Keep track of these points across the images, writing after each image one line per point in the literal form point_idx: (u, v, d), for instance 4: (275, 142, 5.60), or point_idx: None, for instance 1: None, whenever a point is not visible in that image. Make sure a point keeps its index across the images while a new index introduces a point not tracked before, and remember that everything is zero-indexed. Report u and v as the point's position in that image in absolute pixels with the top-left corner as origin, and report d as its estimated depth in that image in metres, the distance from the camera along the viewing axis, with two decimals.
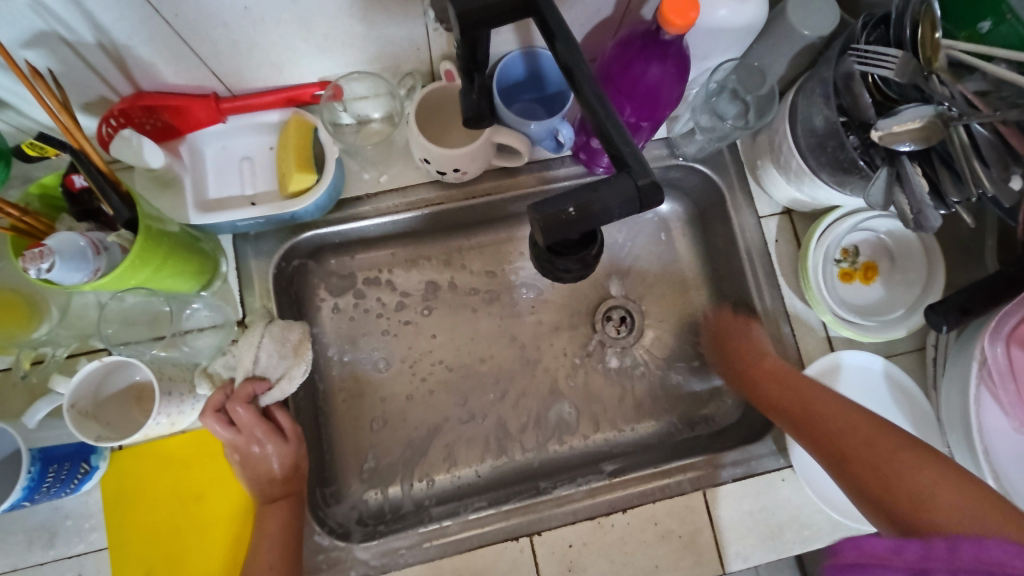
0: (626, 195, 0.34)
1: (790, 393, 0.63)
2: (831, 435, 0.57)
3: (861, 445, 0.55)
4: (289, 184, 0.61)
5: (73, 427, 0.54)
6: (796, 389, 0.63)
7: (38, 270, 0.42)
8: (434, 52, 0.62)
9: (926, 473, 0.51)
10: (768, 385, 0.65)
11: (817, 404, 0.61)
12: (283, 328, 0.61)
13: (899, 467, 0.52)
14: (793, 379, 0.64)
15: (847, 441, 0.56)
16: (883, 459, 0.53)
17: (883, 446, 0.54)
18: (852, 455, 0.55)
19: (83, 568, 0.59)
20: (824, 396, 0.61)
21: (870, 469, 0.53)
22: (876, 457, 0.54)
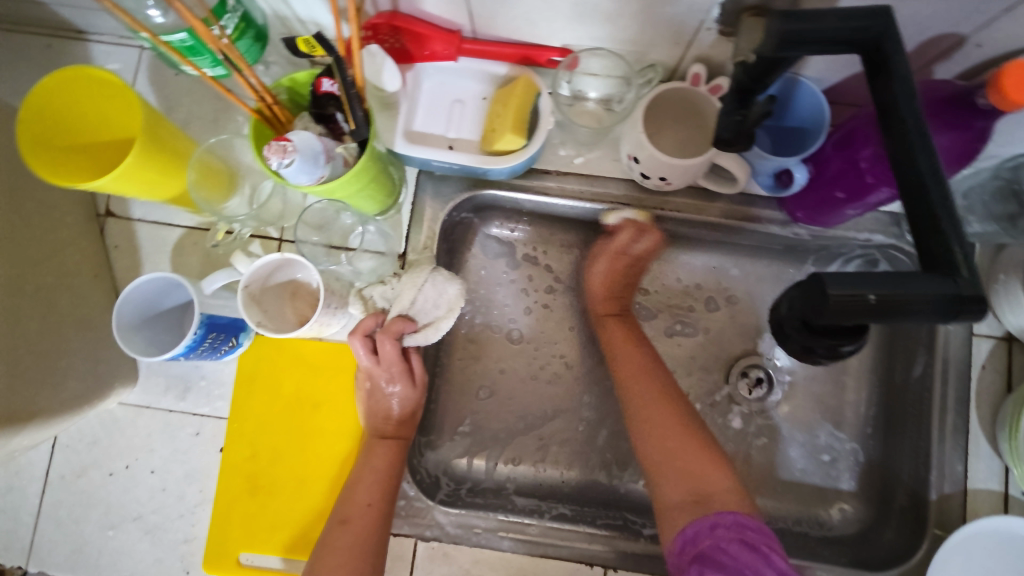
0: (939, 303, 0.29)
1: (631, 364, 0.66)
2: (647, 427, 0.62)
3: (674, 442, 0.60)
4: (496, 141, 0.59)
5: (241, 305, 0.56)
6: (635, 351, 0.67)
7: (279, 163, 0.42)
8: (689, 51, 0.56)
9: (712, 474, 0.57)
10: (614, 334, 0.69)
11: (657, 383, 0.64)
12: (445, 280, 0.61)
13: (682, 459, 0.59)
14: (630, 337, 0.68)
15: (664, 426, 0.61)
16: (672, 449, 0.59)
17: (680, 446, 0.60)
18: (661, 445, 0.60)
19: (203, 428, 0.64)
20: (655, 372, 0.65)
21: (662, 460, 0.60)
22: (666, 450, 0.60)
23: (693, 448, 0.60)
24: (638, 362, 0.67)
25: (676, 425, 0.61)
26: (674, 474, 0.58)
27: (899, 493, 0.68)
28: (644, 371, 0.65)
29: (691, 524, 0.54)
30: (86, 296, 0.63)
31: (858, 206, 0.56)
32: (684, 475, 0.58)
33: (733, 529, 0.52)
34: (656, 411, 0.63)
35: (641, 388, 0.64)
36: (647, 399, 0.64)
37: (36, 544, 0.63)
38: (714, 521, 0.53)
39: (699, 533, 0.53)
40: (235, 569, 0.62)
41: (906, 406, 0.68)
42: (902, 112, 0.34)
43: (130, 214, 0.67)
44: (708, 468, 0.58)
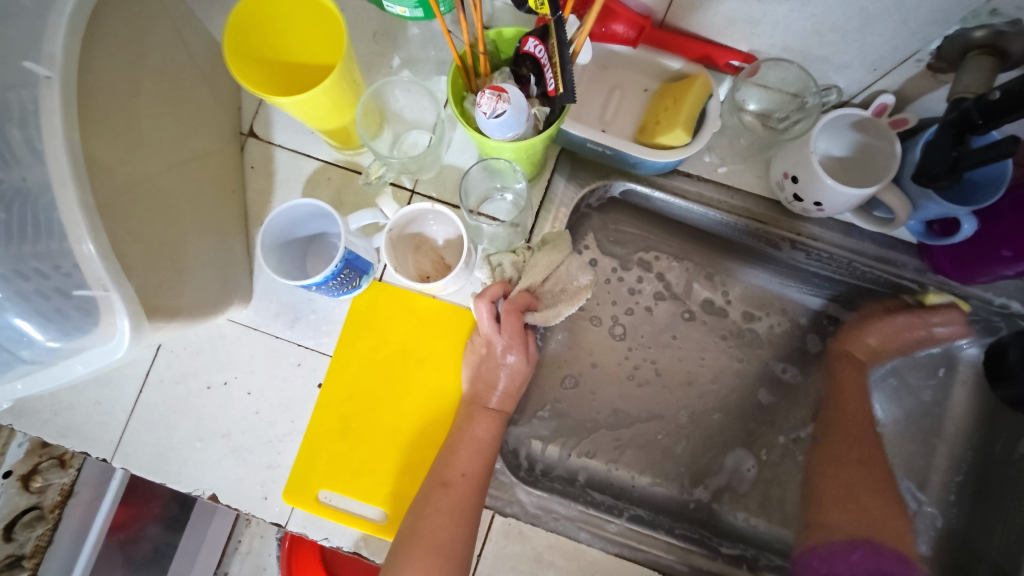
0: None
1: (853, 412, 0.70)
2: (828, 469, 0.69)
3: (876, 491, 0.66)
4: (659, 134, 0.59)
5: (383, 248, 0.58)
6: (857, 402, 0.71)
7: (490, 111, 0.42)
8: (879, 81, 0.55)
9: (890, 523, 0.64)
10: (850, 378, 0.72)
11: (864, 431, 0.69)
12: (579, 267, 0.61)
13: (863, 505, 0.65)
14: (858, 386, 0.72)
15: (859, 477, 0.66)
16: (856, 488, 0.66)
17: (865, 488, 0.66)
18: (835, 478, 0.68)
19: (304, 360, 0.64)
20: (862, 411, 0.70)
21: (833, 494, 0.67)
22: (840, 482, 0.67)
23: (872, 491, 0.66)
24: (854, 401, 0.71)
25: (868, 476, 0.67)
26: (828, 512, 0.66)
27: (982, 567, 0.66)
28: (860, 416, 0.70)
29: (836, 551, 0.63)
30: (222, 209, 0.63)
31: (1019, 268, 0.55)
32: (843, 514, 0.65)
33: (869, 559, 0.61)
34: (842, 450, 0.69)
35: (874, 447, 0.68)
36: (861, 444, 0.69)
37: (123, 442, 0.63)
38: (849, 548, 0.63)
39: (836, 561, 0.62)
40: (314, 505, 0.61)
41: (1005, 481, 0.67)
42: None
43: (272, 139, 0.67)
44: (886, 513, 0.64)
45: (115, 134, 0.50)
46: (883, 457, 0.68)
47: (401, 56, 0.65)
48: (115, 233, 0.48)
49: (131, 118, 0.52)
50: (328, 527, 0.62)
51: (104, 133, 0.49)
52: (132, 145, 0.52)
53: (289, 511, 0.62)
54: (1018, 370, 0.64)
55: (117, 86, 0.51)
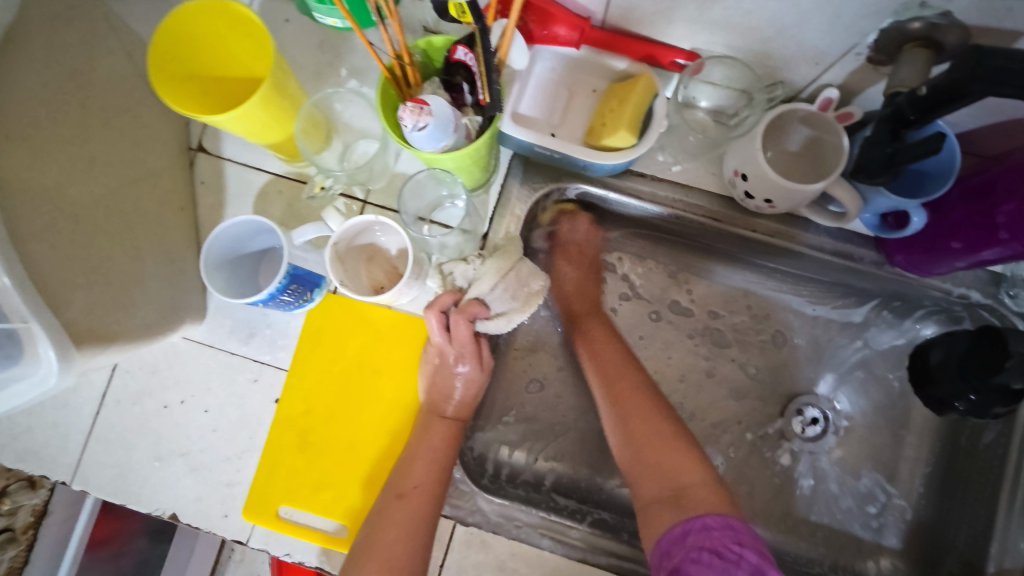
0: None
1: (621, 375, 0.64)
2: (631, 429, 0.60)
3: (648, 430, 0.59)
4: (605, 137, 0.58)
5: (328, 261, 0.56)
6: (613, 353, 0.66)
7: (412, 125, 0.42)
8: (825, 75, 0.54)
9: (693, 475, 0.55)
10: (591, 338, 0.68)
11: (630, 384, 0.63)
12: (529, 273, 0.60)
13: (657, 457, 0.57)
14: (608, 334, 0.68)
15: (641, 421, 0.60)
16: (646, 441, 0.59)
17: (650, 441, 0.59)
18: (633, 434, 0.60)
19: (261, 376, 0.64)
20: (632, 371, 0.64)
21: (638, 462, 0.59)
22: (637, 447, 0.59)
23: (668, 445, 0.58)
24: (613, 353, 0.66)
25: (645, 414, 0.61)
26: (648, 465, 0.58)
27: (950, 560, 0.66)
28: (623, 366, 0.65)
29: (668, 531, 0.53)
30: (170, 225, 0.63)
31: (969, 259, 0.54)
32: (659, 473, 0.57)
33: (723, 532, 0.50)
34: (640, 408, 0.61)
35: (630, 379, 0.63)
36: (630, 391, 0.62)
37: (82, 464, 0.63)
38: (707, 524, 0.51)
39: (698, 531, 0.51)
40: (275, 522, 0.61)
41: (972, 472, 0.66)
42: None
43: (221, 152, 0.67)
44: (684, 461, 0.56)
45: (47, 158, 0.50)
46: (648, 381, 0.64)
47: (347, 66, 0.65)
48: (41, 258, 0.48)
49: (64, 141, 0.52)
50: (290, 542, 0.62)
51: (33, 159, 0.49)
52: (69, 168, 0.52)
53: (250, 528, 0.62)
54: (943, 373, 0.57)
55: (47, 111, 0.50)
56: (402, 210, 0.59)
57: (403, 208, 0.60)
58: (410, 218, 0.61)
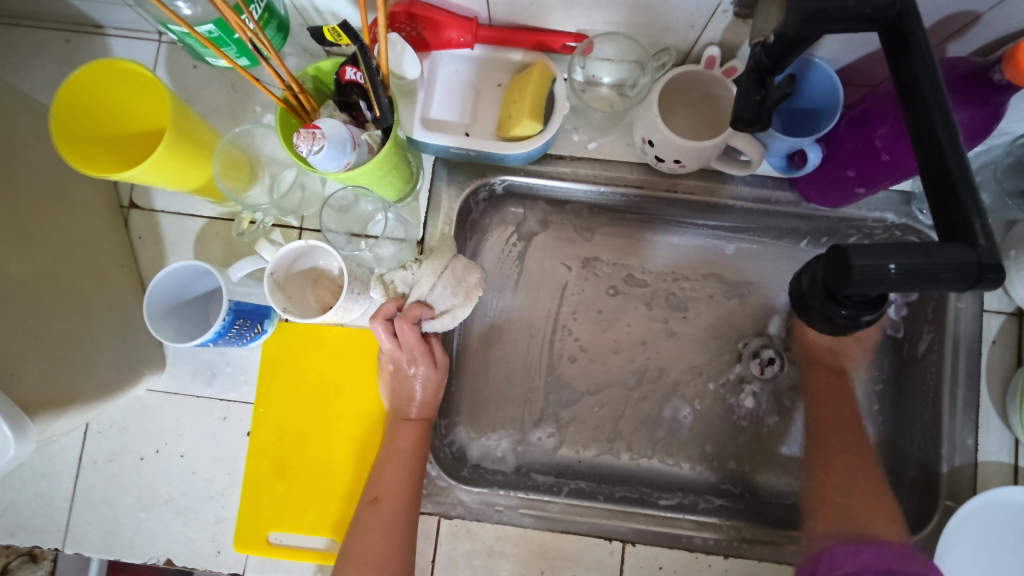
0: (964, 270, 0.30)
1: (833, 408, 0.70)
2: (826, 466, 0.67)
3: (841, 479, 0.66)
4: (513, 126, 0.60)
5: (267, 291, 0.58)
6: (839, 408, 0.70)
7: (308, 149, 0.44)
8: (705, 35, 0.58)
9: (881, 523, 0.61)
10: (824, 387, 0.71)
11: (840, 415, 0.69)
12: (464, 267, 0.63)
13: (846, 506, 0.63)
14: (842, 394, 0.71)
15: (840, 470, 0.66)
16: (840, 470, 0.66)
17: (853, 484, 0.65)
18: (823, 464, 0.67)
19: (229, 413, 0.66)
20: (848, 405, 0.70)
21: (824, 492, 0.66)
22: (841, 479, 0.66)
23: (877, 489, 0.64)
24: (839, 405, 0.70)
25: (848, 463, 0.66)
26: (836, 503, 0.64)
27: (910, 467, 0.68)
28: (848, 418, 0.69)
29: (836, 549, 0.59)
30: (113, 283, 0.64)
31: (868, 184, 0.58)
32: (853, 514, 0.62)
33: (877, 558, 0.56)
34: (845, 460, 0.67)
35: (839, 412, 0.70)
36: (836, 446, 0.68)
37: (70, 528, 0.65)
38: (853, 550, 0.58)
39: (839, 559, 0.58)
40: (266, 548, 0.63)
41: (916, 381, 0.70)
42: (923, 89, 0.35)
43: (152, 205, 0.68)
44: (873, 510, 0.62)
45: None
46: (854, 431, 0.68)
47: (259, 101, 0.66)
48: None
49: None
50: (284, 566, 0.64)
51: None
52: (11, 245, 0.53)
53: (244, 559, 0.64)
54: (814, 302, 0.38)
55: None
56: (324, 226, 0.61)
57: (326, 218, 0.62)
58: (339, 235, 0.64)
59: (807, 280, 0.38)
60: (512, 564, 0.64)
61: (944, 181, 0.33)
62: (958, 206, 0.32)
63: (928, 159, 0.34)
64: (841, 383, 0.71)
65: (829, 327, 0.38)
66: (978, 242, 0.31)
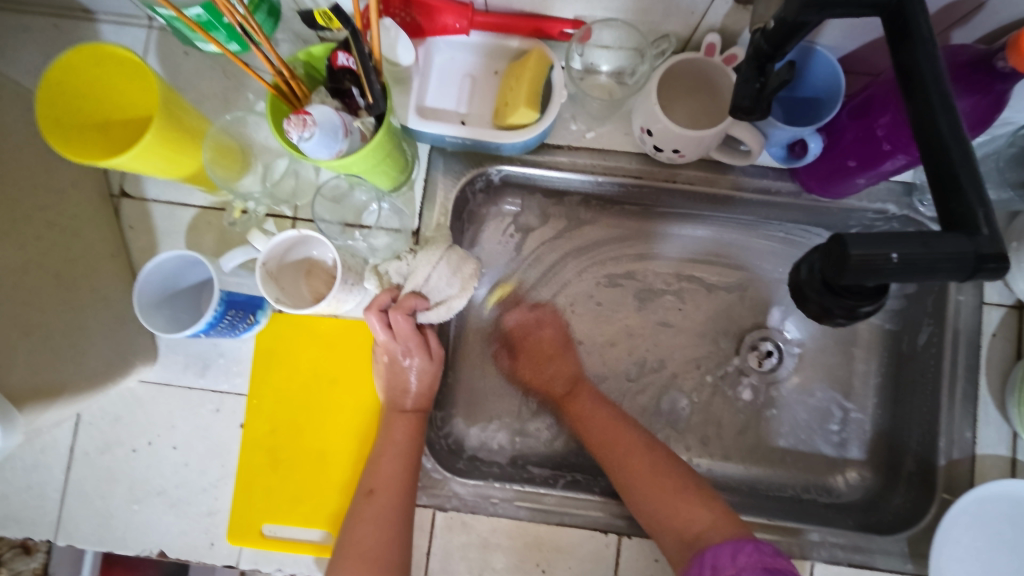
0: (962, 260, 0.30)
1: (591, 417, 0.68)
2: (624, 484, 0.63)
3: (651, 482, 0.62)
4: (509, 115, 0.59)
5: (259, 281, 0.57)
6: (604, 416, 0.68)
7: (299, 136, 0.43)
8: (706, 21, 0.57)
9: (692, 511, 0.60)
10: (581, 414, 0.69)
11: (606, 421, 0.67)
12: (460, 258, 0.62)
13: (666, 500, 0.61)
14: (597, 400, 0.69)
15: (637, 476, 0.63)
16: (630, 478, 0.63)
17: (657, 487, 0.62)
18: (635, 480, 0.63)
19: (223, 405, 0.65)
20: (606, 408, 0.69)
21: (638, 501, 0.62)
22: (638, 492, 0.62)
23: (676, 485, 0.62)
24: (596, 413, 0.68)
25: (650, 474, 0.63)
26: (657, 501, 0.61)
27: (907, 460, 0.68)
28: (604, 420, 0.68)
29: (710, 548, 0.56)
30: (102, 273, 0.63)
31: (869, 174, 0.57)
32: (671, 527, 0.60)
33: (755, 556, 0.54)
34: (636, 462, 0.64)
35: (592, 419, 0.68)
36: (610, 451, 0.65)
37: (63, 519, 0.64)
38: (733, 549, 0.55)
39: (721, 559, 0.55)
40: (260, 540, 0.63)
41: (915, 374, 0.70)
42: (924, 74, 0.34)
43: (144, 194, 0.67)
44: (682, 503, 0.60)
45: None
46: (640, 429, 0.67)
47: (253, 89, 0.65)
48: None
49: None
50: (278, 557, 0.63)
51: None
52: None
53: (238, 551, 0.63)
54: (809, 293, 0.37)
55: None
56: (317, 216, 0.61)
57: (319, 208, 0.62)
58: (332, 225, 0.63)
59: (804, 271, 0.37)
60: (507, 557, 0.64)
61: (945, 169, 0.32)
62: (959, 193, 0.31)
63: (929, 146, 0.33)
64: (598, 403, 0.69)
65: (824, 317, 0.37)
66: (980, 231, 0.30)
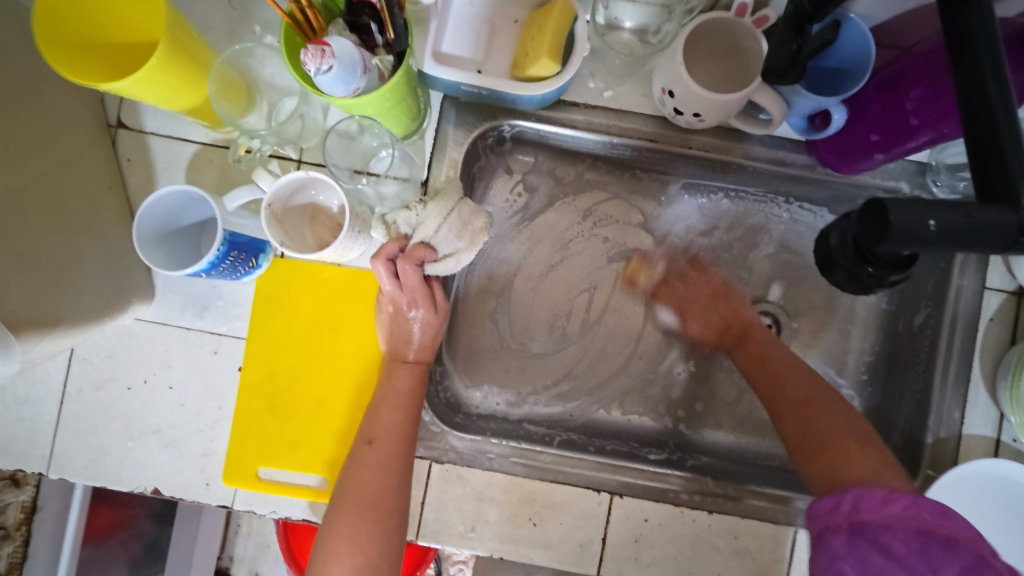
0: (1001, 232, 0.29)
1: (790, 375, 0.64)
2: (783, 400, 0.63)
3: (808, 400, 0.62)
4: (529, 66, 0.57)
5: (264, 223, 0.56)
6: (780, 359, 0.66)
7: (316, 68, 0.42)
8: None
9: (855, 457, 0.55)
10: (750, 356, 0.68)
11: (776, 361, 0.66)
12: (470, 212, 0.60)
13: (828, 435, 0.58)
14: (765, 347, 0.68)
15: (794, 392, 0.63)
16: (798, 401, 0.62)
17: (832, 425, 0.59)
18: (788, 407, 0.62)
19: (220, 347, 0.65)
20: (785, 362, 0.66)
21: (795, 402, 0.62)
22: (817, 422, 0.60)
23: (843, 440, 0.57)
24: (790, 365, 0.65)
25: (835, 424, 0.59)
26: (814, 459, 0.58)
27: (894, 436, 0.70)
28: (787, 369, 0.65)
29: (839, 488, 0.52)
30: (100, 203, 0.61)
31: (890, 151, 0.57)
32: (844, 477, 0.54)
33: (914, 509, 0.45)
34: (823, 411, 0.60)
35: (795, 381, 0.64)
36: (776, 374, 0.65)
37: (56, 453, 0.64)
38: (873, 487, 0.51)
39: (865, 503, 0.48)
40: (255, 483, 0.63)
41: (910, 353, 0.71)
42: (977, 43, 0.33)
43: (142, 127, 0.65)
44: (858, 449, 0.56)
45: None
46: (809, 377, 0.64)
47: (260, 22, 0.62)
48: None
49: None
50: (272, 501, 0.64)
51: None
52: None
53: (232, 493, 0.63)
54: (839, 261, 0.37)
55: None
56: (328, 158, 0.58)
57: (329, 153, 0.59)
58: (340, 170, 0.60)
59: (834, 238, 0.37)
60: (500, 510, 0.65)
61: (988, 141, 0.31)
62: (1001, 165, 0.31)
63: (974, 119, 0.32)
64: (785, 352, 0.67)
65: (852, 285, 0.38)
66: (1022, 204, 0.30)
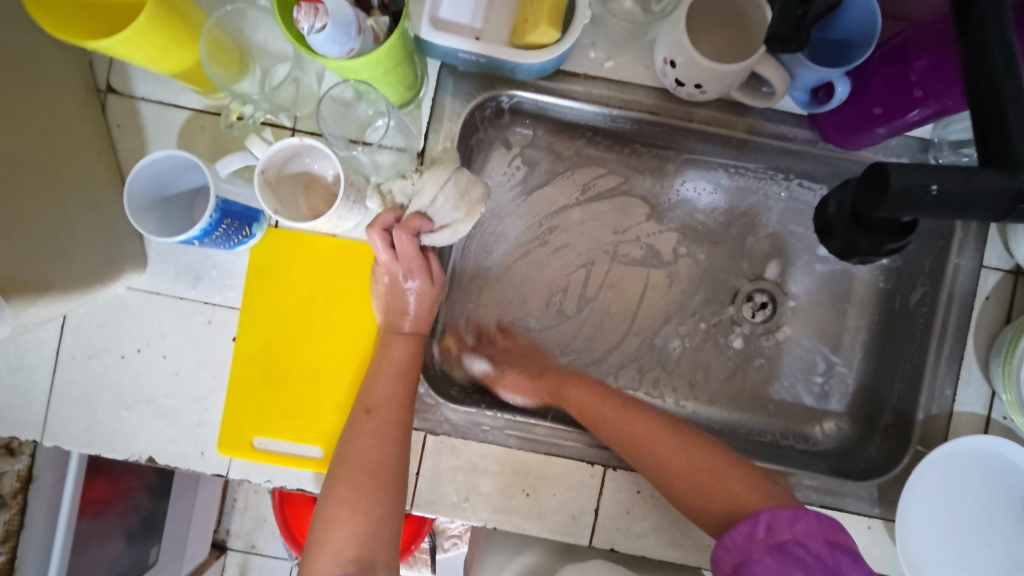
0: (999, 199, 0.29)
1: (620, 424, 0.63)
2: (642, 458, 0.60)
3: (661, 444, 0.61)
4: (528, 33, 0.56)
5: (257, 190, 0.54)
6: (595, 399, 0.66)
7: (309, 26, 0.41)
8: None
9: (731, 485, 0.56)
10: (576, 400, 0.66)
11: (609, 408, 0.64)
12: (468, 181, 0.59)
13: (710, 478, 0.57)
14: (593, 392, 0.66)
15: (653, 448, 0.60)
16: (654, 442, 0.61)
17: (686, 463, 0.59)
18: (647, 453, 0.60)
19: (215, 317, 0.64)
20: (605, 399, 0.65)
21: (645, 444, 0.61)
22: (666, 460, 0.59)
23: (710, 463, 0.58)
24: (616, 412, 0.64)
25: (682, 455, 0.59)
26: (699, 493, 0.57)
27: (886, 413, 0.70)
28: (623, 410, 0.64)
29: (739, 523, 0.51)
30: (88, 169, 0.60)
31: (892, 124, 0.56)
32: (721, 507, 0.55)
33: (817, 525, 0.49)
34: (666, 445, 0.60)
35: (630, 418, 0.63)
36: (602, 415, 0.64)
37: (50, 421, 0.63)
38: (793, 514, 0.50)
39: (778, 523, 0.49)
40: (251, 452, 0.63)
41: (904, 332, 0.71)
42: (985, 4, 0.32)
43: (133, 92, 0.63)
44: (732, 485, 0.56)
45: None
46: (646, 412, 0.64)
47: None
48: None
49: None
50: (269, 469, 0.64)
51: None
52: None
53: (228, 461, 0.64)
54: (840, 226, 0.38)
55: None
56: (323, 125, 0.57)
57: (324, 120, 0.58)
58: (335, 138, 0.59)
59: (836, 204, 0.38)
60: (494, 481, 0.65)
61: (992, 107, 0.30)
62: (1002, 130, 0.30)
63: (977, 82, 0.31)
64: (617, 400, 0.65)
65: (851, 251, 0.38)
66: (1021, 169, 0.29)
